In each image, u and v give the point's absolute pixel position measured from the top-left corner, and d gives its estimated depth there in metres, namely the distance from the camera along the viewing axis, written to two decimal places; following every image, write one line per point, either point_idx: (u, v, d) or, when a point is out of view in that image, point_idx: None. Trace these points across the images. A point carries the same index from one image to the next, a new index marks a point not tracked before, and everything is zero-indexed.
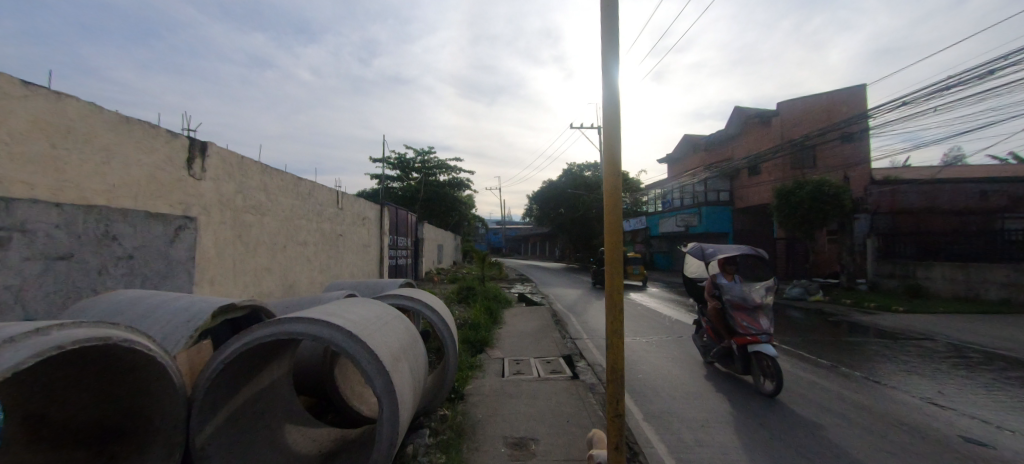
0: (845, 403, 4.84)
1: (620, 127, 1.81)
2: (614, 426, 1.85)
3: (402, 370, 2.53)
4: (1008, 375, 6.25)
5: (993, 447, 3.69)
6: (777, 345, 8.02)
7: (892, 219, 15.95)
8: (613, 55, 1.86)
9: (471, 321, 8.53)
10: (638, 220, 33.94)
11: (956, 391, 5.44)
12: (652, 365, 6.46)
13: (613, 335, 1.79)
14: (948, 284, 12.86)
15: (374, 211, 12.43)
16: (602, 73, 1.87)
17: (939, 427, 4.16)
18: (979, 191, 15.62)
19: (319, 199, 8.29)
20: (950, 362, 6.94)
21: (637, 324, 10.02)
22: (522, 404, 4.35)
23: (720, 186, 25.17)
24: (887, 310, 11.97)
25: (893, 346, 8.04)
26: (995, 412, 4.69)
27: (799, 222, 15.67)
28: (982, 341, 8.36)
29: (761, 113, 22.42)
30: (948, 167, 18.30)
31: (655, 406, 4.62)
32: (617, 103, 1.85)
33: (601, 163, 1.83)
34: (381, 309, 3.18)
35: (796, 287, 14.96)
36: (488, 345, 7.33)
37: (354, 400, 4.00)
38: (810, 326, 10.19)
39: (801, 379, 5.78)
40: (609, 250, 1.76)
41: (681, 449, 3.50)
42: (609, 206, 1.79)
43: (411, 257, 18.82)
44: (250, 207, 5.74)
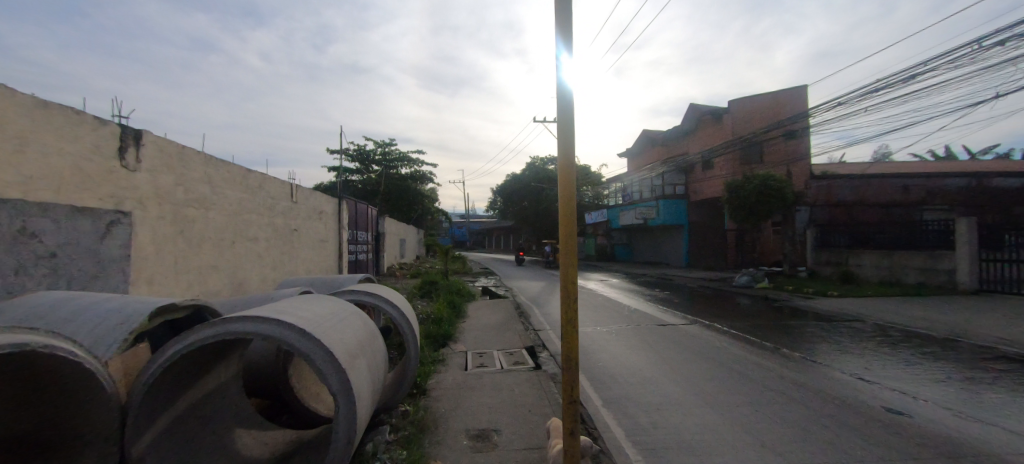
0: (786, 381, 5.22)
1: (574, 123, 1.81)
2: (569, 412, 1.88)
3: (359, 368, 2.46)
4: (922, 350, 6.97)
5: (910, 415, 4.13)
6: (727, 330, 8.48)
7: (828, 211, 17.34)
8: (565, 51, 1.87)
9: (434, 316, 8.45)
10: (599, 213, 34.76)
11: (878, 366, 6.01)
12: (610, 352, 6.67)
13: (567, 324, 1.81)
14: (876, 270, 14.04)
15: (332, 204, 11.98)
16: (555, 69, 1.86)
17: (866, 399, 4.58)
18: (903, 185, 17.34)
19: (270, 193, 7.89)
20: (874, 341, 7.65)
21: (597, 314, 10.33)
22: (484, 396, 4.37)
23: (676, 180, 26.18)
24: (824, 294, 13.01)
25: (828, 328, 8.77)
26: (911, 383, 5.25)
27: (747, 215, 16.60)
28: (902, 321, 9.26)
29: (713, 111, 23.47)
30: (876, 163, 20.03)
31: (613, 393, 4.77)
32: (570, 97, 1.84)
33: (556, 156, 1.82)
34: (337, 305, 3.09)
35: (745, 276, 16.04)
36: (451, 339, 7.29)
37: (310, 400, 3.87)
38: (757, 311, 10.88)
39: (748, 361, 6.18)
40: (564, 241, 1.77)
41: (637, 432, 3.65)
42: (563, 196, 1.80)
43: (372, 252, 18.37)
44: (193, 200, 5.37)
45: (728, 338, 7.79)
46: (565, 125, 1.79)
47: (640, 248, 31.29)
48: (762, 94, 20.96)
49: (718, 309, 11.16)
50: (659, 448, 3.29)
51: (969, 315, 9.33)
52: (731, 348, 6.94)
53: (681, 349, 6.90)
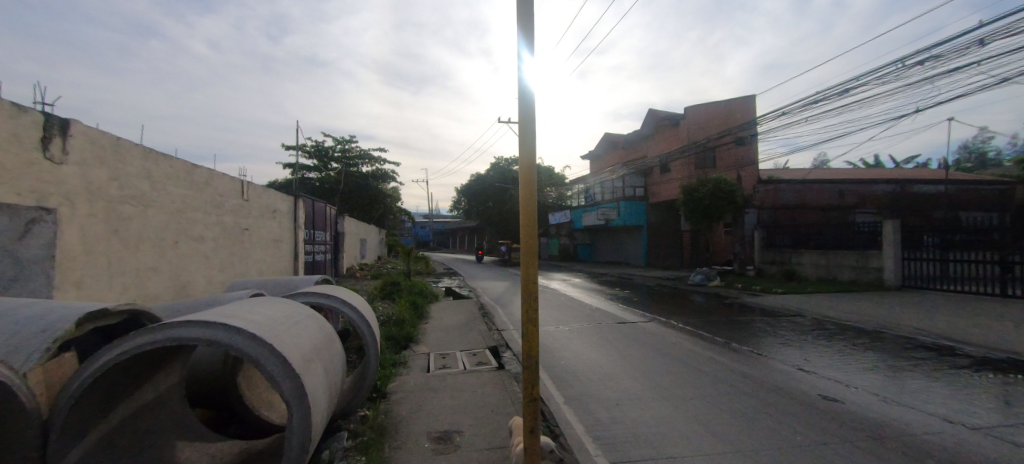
0: (735, 374, 5.53)
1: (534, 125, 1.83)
2: (529, 409, 1.90)
3: (315, 372, 2.38)
4: (854, 341, 7.60)
5: (842, 401, 4.49)
6: (682, 326, 8.86)
7: (774, 213, 18.52)
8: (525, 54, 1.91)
9: (395, 317, 8.28)
10: (562, 214, 35.32)
11: (817, 357, 6.48)
12: (572, 350, 6.81)
13: (528, 323, 1.83)
14: (814, 268, 15.14)
15: (287, 203, 11.48)
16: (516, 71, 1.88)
17: (805, 388, 4.94)
18: (838, 190, 18.87)
19: (219, 190, 7.44)
20: (813, 334, 8.25)
21: (560, 313, 10.50)
22: (447, 397, 4.33)
23: (636, 183, 27.05)
24: (769, 291, 13.89)
25: (773, 323, 9.37)
26: (844, 372, 5.71)
27: (701, 216, 17.44)
28: (837, 315, 10.05)
29: (671, 116, 24.46)
30: (815, 170, 21.60)
31: (575, 390, 4.87)
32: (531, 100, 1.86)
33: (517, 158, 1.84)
34: (291, 308, 2.96)
35: (699, 274, 16.86)
36: (413, 341, 7.17)
37: (261, 408, 3.68)
38: (710, 308, 11.45)
39: (701, 355, 6.49)
40: (524, 241, 1.81)
41: (597, 427, 3.74)
42: (524, 196, 1.83)
43: (330, 252, 17.75)
44: (131, 197, 4.97)
45: (682, 333, 8.16)
46: (527, 127, 1.82)
47: (602, 248, 32.07)
48: (715, 101, 22.05)
49: (674, 307, 11.64)
50: (617, 443, 3.38)
51: (893, 308, 10.27)
52: (685, 344, 7.27)
53: (639, 346, 7.13)
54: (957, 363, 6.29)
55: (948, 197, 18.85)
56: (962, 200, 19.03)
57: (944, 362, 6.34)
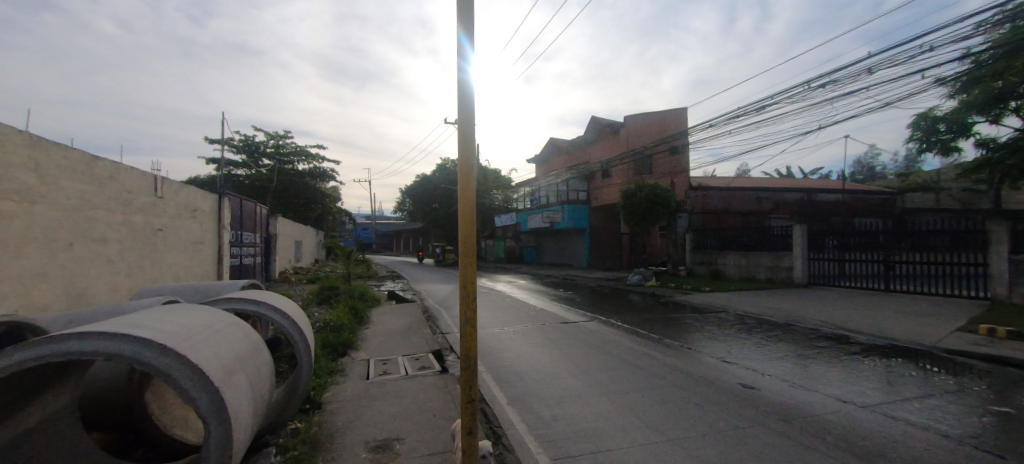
0: (667, 367, 5.88)
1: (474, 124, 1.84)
2: (467, 412, 1.89)
3: (237, 383, 2.20)
4: (770, 334, 8.39)
5: (758, 388, 4.92)
6: (621, 324, 9.28)
7: (702, 218, 20.01)
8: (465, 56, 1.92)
9: (333, 324, 7.88)
10: (508, 217, 35.62)
11: (739, 350, 7.07)
12: (516, 351, 6.88)
13: (467, 323, 1.82)
14: (737, 268, 16.52)
15: (210, 201, 10.51)
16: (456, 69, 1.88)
17: (728, 378, 5.38)
18: (757, 197, 20.76)
19: (126, 186, 6.65)
20: (736, 328, 9.01)
21: (505, 315, 10.56)
22: (386, 405, 4.18)
23: (579, 187, 27.94)
24: (698, 290, 14.96)
25: (702, 319, 10.09)
26: (760, 362, 6.28)
27: (638, 219, 18.39)
28: (755, 310, 11.06)
29: (612, 124, 25.56)
30: (738, 179, 23.60)
31: (518, 390, 4.91)
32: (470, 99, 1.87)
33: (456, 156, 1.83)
34: (210, 316, 2.71)
35: (637, 275, 17.78)
36: (352, 347, 6.86)
37: (174, 427, 3.33)
38: (646, 307, 12.09)
39: (636, 352, 6.84)
40: (463, 240, 1.80)
41: (540, 426, 3.80)
42: (463, 195, 1.82)
43: (260, 255, 16.50)
44: (13, 191, 4.31)
45: (621, 331, 8.53)
46: (467, 125, 1.81)
47: (547, 250, 32.73)
48: (652, 112, 23.37)
49: (614, 306, 12.16)
50: (557, 440, 3.46)
51: (801, 303, 11.49)
52: (623, 341, 7.62)
53: (580, 344, 7.36)
54: (851, 350, 7.17)
55: (845, 205, 21.47)
56: (855, 208, 21.79)
57: (842, 349, 7.19)
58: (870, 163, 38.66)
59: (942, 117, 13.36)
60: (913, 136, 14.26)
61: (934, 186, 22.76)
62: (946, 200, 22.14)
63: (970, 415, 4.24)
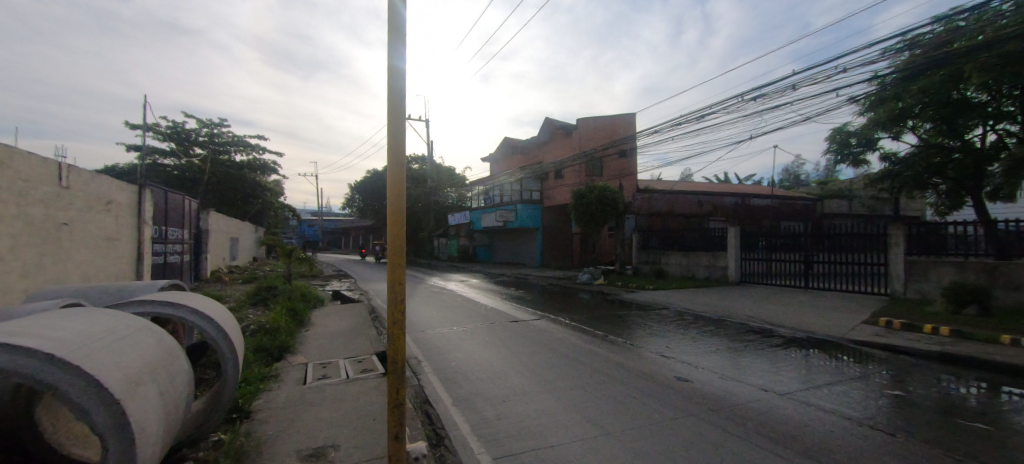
0: (610, 363, 6.11)
1: (403, 118, 1.81)
2: (394, 415, 1.86)
3: (145, 395, 2.01)
4: (705, 329, 8.97)
5: (690, 381, 5.25)
6: (568, 322, 9.52)
7: (648, 219, 21.01)
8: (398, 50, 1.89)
9: (269, 326, 7.41)
10: (461, 215, 35.30)
11: (677, 344, 7.47)
12: (464, 351, 6.83)
13: (394, 323, 1.78)
14: (678, 267, 17.48)
15: (128, 193, 9.53)
16: (389, 61, 1.85)
17: (664, 371, 5.68)
18: (697, 200, 22.12)
19: (23, 175, 5.88)
20: (675, 324, 9.54)
21: (456, 314, 10.50)
22: (323, 410, 4.00)
23: (533, 187, 28.28)
24: (643, 288, 15.66)
25: (645, 316, 10.59)
26: (695, 356, 6.67)
27: (588, 220, 18.94)
28: (692, 307, 11.79)
29: (565, 126, 26.11)
30: (681, 183, 24.97)
31: (463, 390, 4.87)
32: (400, 91, 1.84)
33: (385, 151, 1.78)
34: (116, 321, 2.44)
35: (586, 273, 18.29)
36: (290, 351, 6.50)
37: (70, 446, 2.97)
38: (594, 304, 12.50)
39: (581, 348, 7.04)
40: (392, 240, 1.76)
41: (483, 425, 3.80)
42: (393, 193, 1.78)
43: (188, 253, 15.17)
44: None
45: (569, 329, 8.73)
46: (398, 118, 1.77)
47: (500, 249, 32.84)
48: (602, 115, 24.12)
49: (564, 304, 12.47)
50: (500, 438, 3.48)
51: (734, 300, 12.38)
52: (571, 338, 7.82)
53: (528, 343, 7.45)
54: (774, 342, 7.84)
55: (773, 209, 23.41)
56: (781, 212, 23.82)
57: (766, 342, 7.83)
58: (796, 171, 42.36)
59: (853, 132, 14.87)
60: (830, 148, 15.75)
61: (847, 194, 25.37)
62: (857, 206, 24.75)
63: (870, 399, 4.76)
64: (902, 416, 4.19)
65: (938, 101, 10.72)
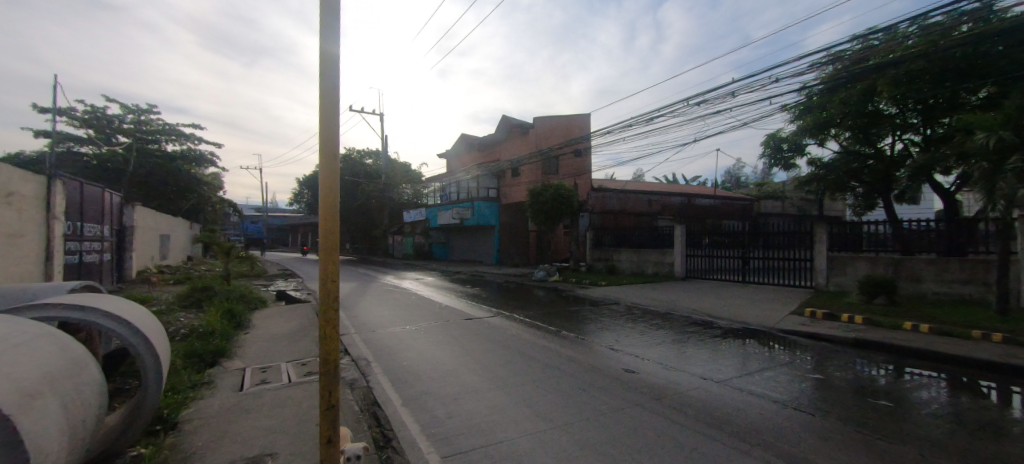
0: (562, 358, 6.22)
1: (335, 105, 1.73)
2: (327, 418, 1.78)
3: (44, 408, 1.80)
4: (652, 322, 9.40)
5: (636, 372, 5.48)
6: (523, 318, 9.63)
7: (601, 217, 21.68)
8: (331, 36, 1.78)
9: (203, 330, 6.89)
10: (417, 212, 34.60)
11: (626, 338, 7.76)
12: (416, 350, 6.70)
13: (325, 323, 1.70)
14: (629, 264, 18.16)
15: (33, 185, 8.47)
16: (320, 49, 1.76)
17: (613, 364, 5.89)
18: (647, 199, 23.08)
19: None
20: (625, 318, 9.92)
21: (409, 313, 10.29)
22: (262, 417, 3.79)
23: (490, 184, 28.25)
24: (596, 284, 16.13)
25: (597, 310, 10.94)
26: (642, 348, 6.96)
27: (544, 217, 19.20)
28: (642, 301, 12.30)
29: (521, 124, 26.28)
30: (632, 183, 25.94)
31: (414, 390, 4.78)
32: (333, 77, 1.76)
33: (317, 140, 1.69)
34: (6, 327, 2.15)
35: (541, 271, 18.52)
36: (225, 356, 6.08)
37: None
38: (549, 301, 12.70)
39: (535, 344, 7.14)
40: (326, 236, 1.67)
41: (432, 424, 3.75)
42: (326, 185, 1.69)
43: (109, 251, 13.77)
44: None
45: (523, 325, 8.82)
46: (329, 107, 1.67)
47: (456, 246, 32.53)
48: (558, 115, 24.49)
49: (519, 301, 12.58)
50: (449, 437, 3.44)
51: (679, 294, 13.05)
52: (524, 335, 7.91)
53: (483, 340, 7.44)
54: (713, 333, 8.37)
55: (716, 208, 24.92)
56: (723, 211, 25.41)
57: (708, 333, 8.32)
58: (737, 173, 45.36)
59: (785, 138, 16.13)
60: (765, 153, 16.98)
61: (780, 195, 27.50)
62: (788, 206, 26.89)
63: (796, 383, 5.20)
64: (821, 397, 4.61)
65: (855, 111, 11.87)
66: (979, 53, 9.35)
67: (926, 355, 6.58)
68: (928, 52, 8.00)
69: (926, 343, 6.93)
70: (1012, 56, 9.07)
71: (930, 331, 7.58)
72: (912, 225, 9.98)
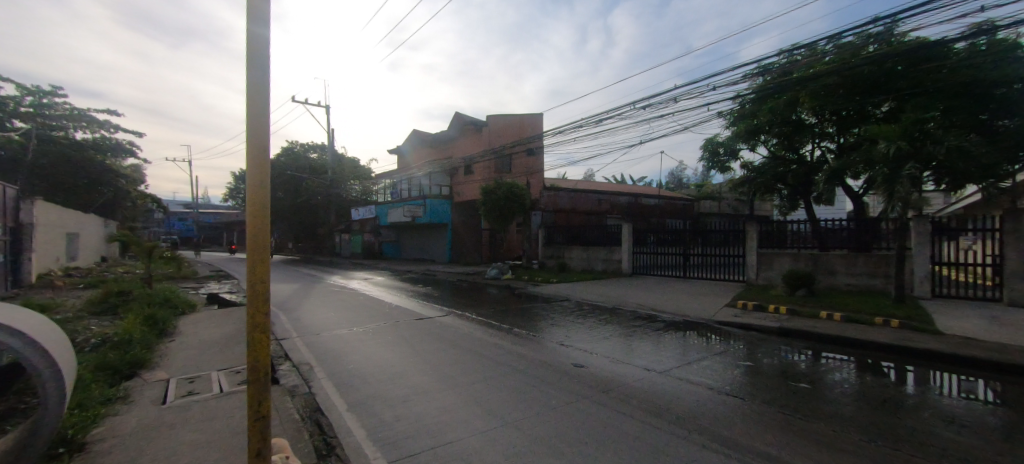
0: (513, 355, 6.26)
1: (265, 95, 1.61)
2: (257, 430, 1.67)
3: None
4: (600, 317, 9.72)
5: (585, 366, 5.63)
6: (475, 317, 9.60)
7: (552, 215, 22.08)
8: (261, 19, 1.66)
9: (118, 339, 6.22)
10: (366, 210, 33.39)
11: (576, 333, 7.97)
12: (362, 353, 6.46)
13: (256, 329, 1.59)
14: (579, 261, 18.62)
15: None
16: (247, 33, 1.62)
17: (563, 359, 6.02)
18: (597, 199, 23.79)
19: None
20: (575, 314, 10.17)
21: (356, 314, 9.90)
22: (188, 432, 3.49)
23: (442, 182, 27.84)
24: (548, 281, 16.41)
25: (548, 307, 11.14)
26: (590, 343, 7.17)
27: (497, 215, 19.23)
28: (591, 297, 12.69)
29: (475, 122, 26.12)
30: (583, 182, 26.63)
31: (360, 394, 4.60)
32: (263, 65, 1.63)
33: (244, 132, 1.57)
34: None
35: (494, 269, 18.55)
36: (145, 367, 5.53)
37: None
38: (501, 299, 12.74)
39: (486, 342, 7.12)
40: (254, 236, 1.56)
41: (379, 429, 3.63)
42: (253, 181, 1.58)
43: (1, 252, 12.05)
44: None
45: (475, 324, 8.78)
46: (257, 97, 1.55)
47: (408, 245, 31.78)
48: (511, 114, 24.60)
49: (471, 299, 12.52)
50: (398, 440, 3.36)
51: (626, 290, 13.58)
52: (476, 333, 7.88)
53: (433, 340, 7.32)
54: (657, 326, 8.81)
55: (660, 208, 26.18)
56: (666, 210, 26.75)
57: (652, 326, 8.74)
58: (679, 175, 48.02)
59: (721, 142, 17.27)
60: (703, 156, 18.05)
61: (717, 195, 29.44)
62: (724, 205, 28.84)
63: (729, 370, 5.59)
64: (750, 382, 4.99)
65: (781, 120, 12.98)
66: (883, 71, 10.53)
67: (838, 341, 7.33)
68: (843, 68, 8.87)
69: (838, 330, 7.73)
70: (908, 75, 10.28)
71: (841, 319, 8.46)
72: (830, 224, 11.08)
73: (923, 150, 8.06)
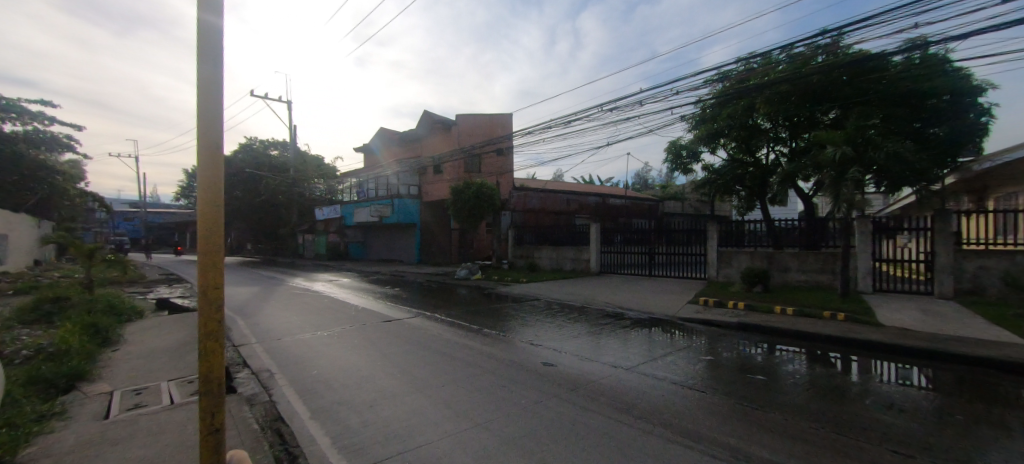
0: (482, 356, 6.24)
1: (216, 90, 1.53)
2: (209, 444, 1.57)
3: None
4: (569, 316, 9.84)
5: (555, 365, 5.69)
6: (444, 318, 9.49)
7: (522, 215, 22.15)
8: (213, 11, 1.57)
9: (54, 349, 5.73)
10: (330, 209, 32.33)
11: (545, 332, 8.04)
12: (327, 357, 6.25)
13: (207, 339, 1.50)
14: (549, 261, 18.78)
15: None
16: (198, 25, 1.53)
17: (533, 358, 6.05)
18: (566, 199, 24.07)
19: None
20: (545, 313, 10.25)
21: (320, 317, 9.57)
22: (135, 448, 3.27)
23: (410, 181, 27.36)
24: (518, 281, 16.46)
25: (518, 307, 11.17)
26: (559, 341, 7.24)
27: (466, 215, 19.10)
28: (560, 296, 12.83)
29: (444, 121, 25.84)
30: (552, 183, 26.89)
31: (324, 400, 4.46)
32: (215, 59, 1.55)
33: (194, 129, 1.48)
34: None
35: (464, 269, 18.41)
36: (85, 379, 5.13)
37: None
38: (470, 299, 12.67)
39: (456, 343, 7.05)
40: (207, 240, 1.47)
41: (345, 436, 3.53)
42: (205, 182, 1.49)
43: None
44: None
45: (445, 325, 8.69)
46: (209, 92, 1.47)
47: (375, 245, 31.05)
48: (481, 114, 24.51)
49: (441, 300, 12.37)
50: (365, 446, 3.28)
51: (595, 288, 13.81)
52: (445, 334, 7.79)
53: (401, 342, 7.18)
54: (624, 323, 9.01)
55: (626, 208, 26.79)
56: (632, 211, 27.42)
57: (619, 324, 8.94)
58: (645, 176, 49.37)
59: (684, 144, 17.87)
60: (667, 158, 18.61)
61: (681, 196, 30.48)
62: (687, 206, 29.86)
63: (691, 364, 5.81)
64: (711, 375, 5.20)
65: (738, 124, 13.58)
66: (830, 80, 11.21)
67: (792, 334, 7.75)
68: (795, 77, 9.39)
69: (791, 324, 8.17)
70: (852, 85, 11.01)
71: (794, 313, 8.95)
72: (783, 224, 11.71)
73: (866, 156, 8.64)
